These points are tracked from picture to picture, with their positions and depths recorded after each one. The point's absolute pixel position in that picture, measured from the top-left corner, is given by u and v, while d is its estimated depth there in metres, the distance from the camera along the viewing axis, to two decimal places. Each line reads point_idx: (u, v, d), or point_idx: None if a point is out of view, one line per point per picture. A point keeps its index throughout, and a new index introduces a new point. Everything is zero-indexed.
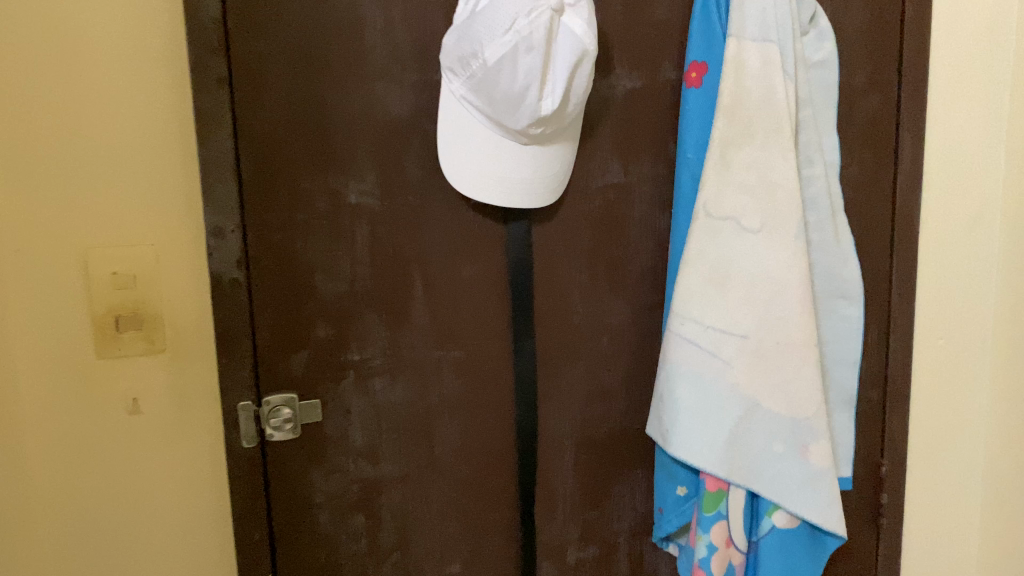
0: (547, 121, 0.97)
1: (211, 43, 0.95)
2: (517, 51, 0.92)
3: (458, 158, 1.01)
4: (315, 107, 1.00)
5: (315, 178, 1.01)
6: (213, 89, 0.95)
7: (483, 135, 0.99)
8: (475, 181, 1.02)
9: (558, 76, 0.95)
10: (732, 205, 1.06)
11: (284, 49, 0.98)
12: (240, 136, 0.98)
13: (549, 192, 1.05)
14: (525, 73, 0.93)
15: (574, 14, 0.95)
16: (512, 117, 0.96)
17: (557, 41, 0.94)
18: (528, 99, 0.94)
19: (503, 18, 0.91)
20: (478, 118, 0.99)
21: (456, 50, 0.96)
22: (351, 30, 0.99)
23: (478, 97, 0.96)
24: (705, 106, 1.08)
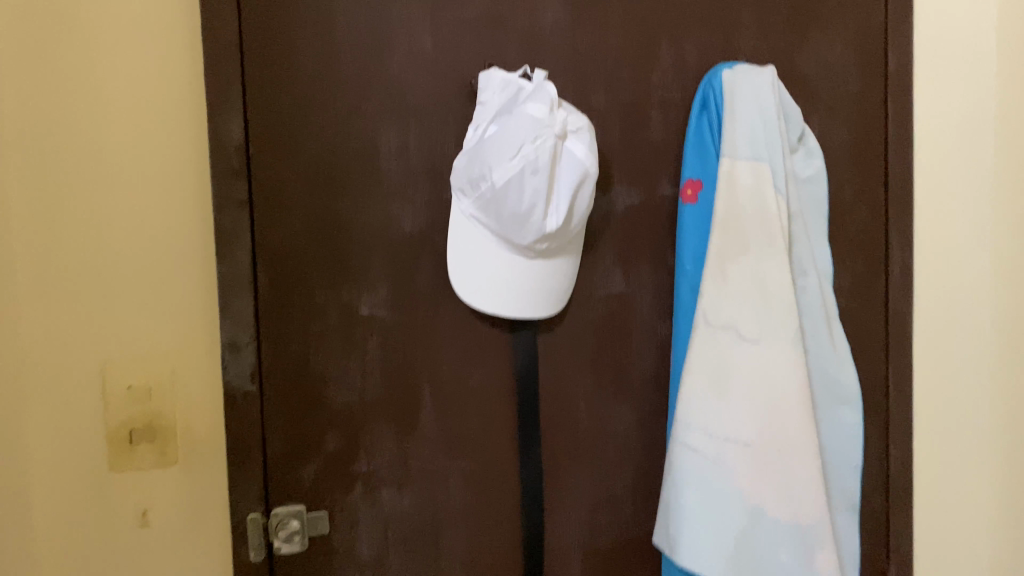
0: (552, 236, 1.02)
1: (233, 166, 1.00)
2: (524, 175, 0.97)
3: (466, 271, 1.05)
4: (331, 225, 1.04)
5: (329, 292, 1.05)
6: (234, 210, 1.00)
7: (491, 250, 1.03)
8: (482, 293, 1.05)
9: (561, 197, 0.99)
10: (730, 313, 1.10)
11: (302, 169, 1.03)
12: (257, 253, 1.02)
13: (553, 303, 1.08)
14: (531, 195, 0.97)
15: (577, 139, 1.00)
16: (519, 234, 1.00)
17: (561, 165, 0.99)
18: (534, 219, 0.99)
19: (511, 144, 0.97)
20: (485, 233, 1.03)
21: (467, 173, 1.01)
22: (366, 152, 1.04)
23: (487, 215, 1.01)
24: (701, 220, 1.13)
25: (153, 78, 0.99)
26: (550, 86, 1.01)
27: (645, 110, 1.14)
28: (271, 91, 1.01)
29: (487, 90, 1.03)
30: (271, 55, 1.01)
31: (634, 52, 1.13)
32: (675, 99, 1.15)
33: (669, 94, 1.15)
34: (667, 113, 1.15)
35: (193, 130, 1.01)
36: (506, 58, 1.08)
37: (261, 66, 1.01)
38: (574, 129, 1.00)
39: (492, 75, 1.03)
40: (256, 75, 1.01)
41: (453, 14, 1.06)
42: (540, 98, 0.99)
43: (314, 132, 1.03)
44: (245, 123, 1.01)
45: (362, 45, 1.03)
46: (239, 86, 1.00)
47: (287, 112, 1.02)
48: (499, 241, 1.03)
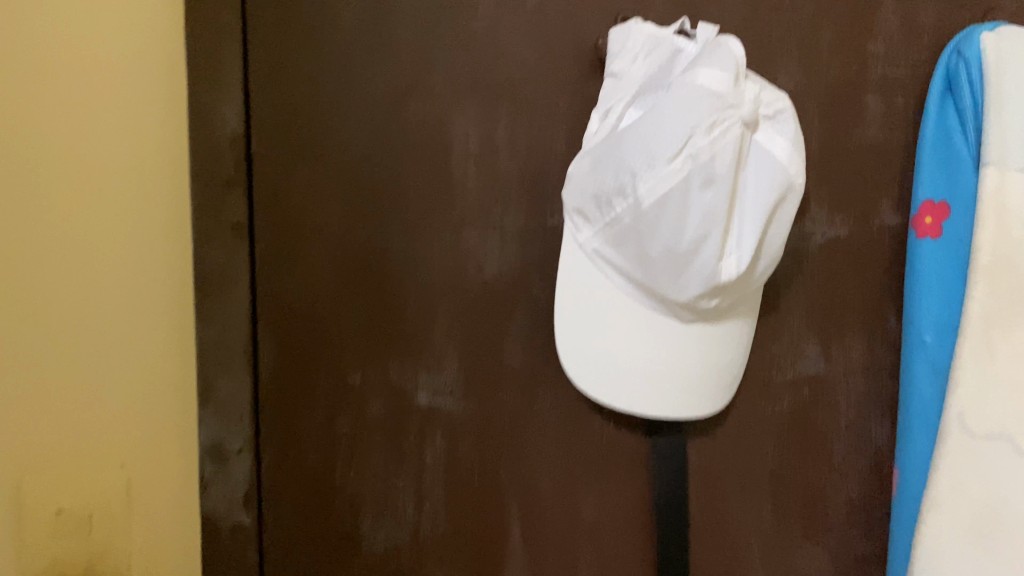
0: (726, 288, 0.62)
1: (225, 173, 0.64)
2: (689, 187, 0.58)
3: (582, 342, 0.67)
4: (373, 266, 0.67)
5: (368, 370, 0.67)
6: (226, 241, 0.65)
7: (623, 309, 0.66)
8: (604, 376, 0.67)
9: (746, 223, 0.60)
10: (1006, 418, 0.67)
11: (328, 180, 0.66)
12: (260, 309, 0.66)
13: (717, 394, 0.68)
14: (700, 219, 0.59)
15: (771, 131, 0.62)
16: (673, 284, 0.62)
17: (747, 171, 0.61)
18: (703, 259, 0.60)
19: (669, 136, 0.58)
20: (617, 282, 0.65)
21: (592, 184, 0.62)
22: (431, 154, 0.67)
23: (622, 253, 0.63)
24: (949, 264, 0.71)
25: (112, 32, 0.61)
26: (732, 43, 0.61)
27: (858, 96, 0.73)
28: (283, 56, 0.65)
29: (624, 53, 0.64)
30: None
31: (844, 4, 0.72)
32: (904, 79, 0.74)
33: (894, 72, 0.74)
34: (890, 101, 0.74)
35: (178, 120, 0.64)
36: (647, 10, 0.69)
37: (270, 18, 0.65)
38: (770, 113, 0.61)
39: (633, 29, 0.64)
40: (263, 33, 0.65)
41: None
42: (716, 60, 0.59)
43: (350, 124, 0.66)
44: (246, 106, 0.65)
45: None
46: (238, 48, 0.64)
47: (308, 89, 0.66)
48: (639, 295, 0.65)
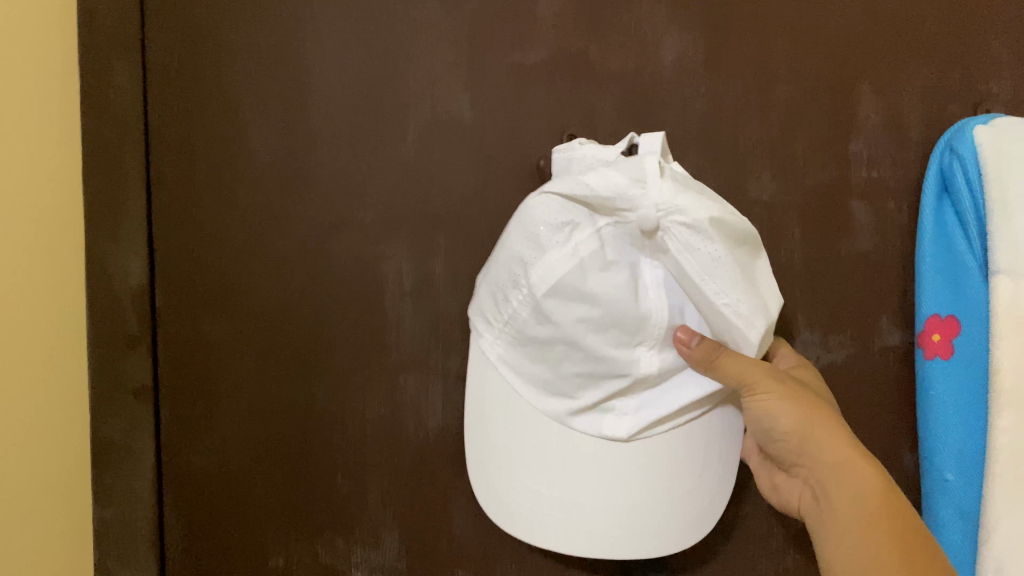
0: (643, 385, 0.50)
1: (128, 331, 0.58)
2: (579, 283, 0.47)
3: (510, 479, 0.55)
4: (297, 431, 0.59)
5: (293, 549, 0.59)
6: (129, 409, 0.58)
7: (549, 432, 0.53)
8: (541, 518, 0.54)
9: (664, 328, 0.48)
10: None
11: (245, 335, 0.59)
12: (167, 485, 0.59)
13: (710, 513, 0.55)
14: (591, 321, 0.48)
15: (690, 248, 0.45)
16: (581, 386, 0.51)
17: (660, 274, 0.48)
18: (608, 357, 0.48)
19: (557, 228, 0.48)
20: (527, 394, 0.53)
21: (489, 277, 0.52)
22: (359, 294, 0.59)
23: (526, 358, 0.52)
24: (967, 387, 0.61)
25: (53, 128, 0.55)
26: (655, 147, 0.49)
27: (844, 204, 0.65)
28: (190, 197, 0.59)
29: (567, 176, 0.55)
30: (194, 136, 0.59)
31: (819, 106, 0.65)
32: (894, 183, 0.66)
33: (881, 175, 0.66)
34: (880, 206, 0.66)
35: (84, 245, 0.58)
36: (597, 125, 0.62)
37: (175, 157, 0.58)
38: (686, 221, 0.45)
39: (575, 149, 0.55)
40: (168, 175, 0.59)
41: (502, 55, 0.61)
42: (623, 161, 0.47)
43: (269, 267, 0.59)
44: (152, 256, 0.59)
45: (346, 113, 0.60)
46: (141, 191, 0.58)
47: (220, 232, 0.59)
48: (555, 401, 0.52)
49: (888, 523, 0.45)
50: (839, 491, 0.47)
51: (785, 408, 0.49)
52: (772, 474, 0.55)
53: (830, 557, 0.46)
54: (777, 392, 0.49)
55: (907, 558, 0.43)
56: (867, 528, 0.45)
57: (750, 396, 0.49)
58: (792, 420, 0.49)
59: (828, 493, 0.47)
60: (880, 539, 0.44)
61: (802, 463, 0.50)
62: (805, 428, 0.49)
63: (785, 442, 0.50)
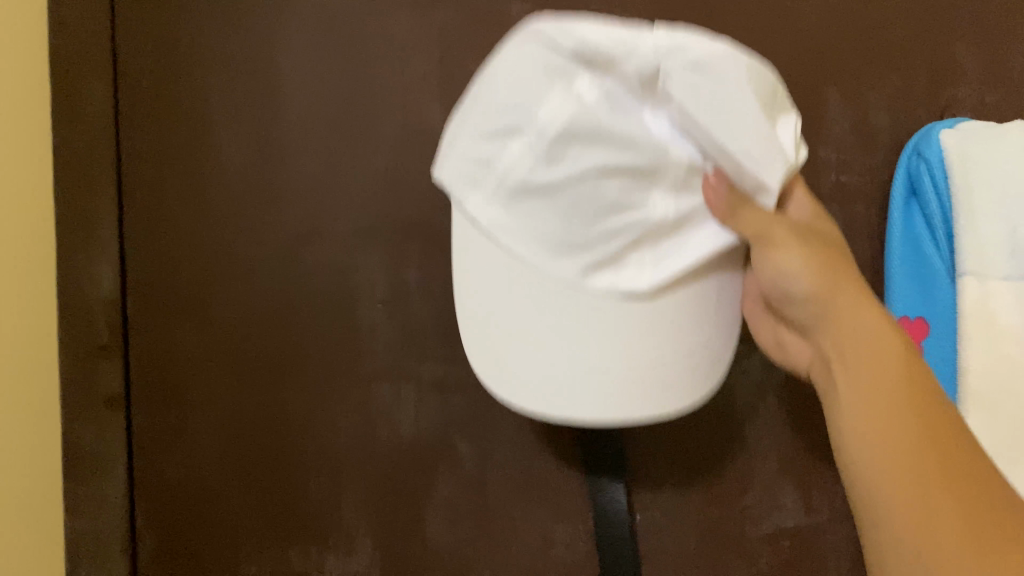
0: (661, 234, 0.44)
1: (98, 341, 0.58)
2: (593, 122, 0.41)
3: (507, 359, 0.48)
4: (270, 438, 0.59)
5: (267, 556, 0.60)
6: (100, 419, 0.58)
7: (552, 300, 0.45)
8: (552, 391, 0.46)
9: (686, 167, 0.43)
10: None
11: (220, 345, 0.59)
12: (139, 495, 0.59)
13: (718, 370, 0.49)
14: (606, 164, 0.41)
15: (703, 85, 0.40)
16: (595, 243, 0.43)
17: (669, 121, 0.42)
18: (626, 204, 0.42)
19: (552, 68, 0.41)
20: (528, 258, 0.44)
21: (467, 141, 0.45)
22: (331, 302, 0.60)
23: (521, 221, 0.44)
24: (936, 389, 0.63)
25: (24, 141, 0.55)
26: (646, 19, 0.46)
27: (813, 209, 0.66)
28: (161, 208, 0.59)
29: None
30: (167, 146, 0.59)
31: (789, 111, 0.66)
32: (862, 187, 0.67)
33: (849, 179, 0.67)
34: (848, 210, 0.67)
35: (54, 256, 0.58)
36: None
37: (146, 168, 0.59)
38: (693, 54, 0.40)
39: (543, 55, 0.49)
40: (139, 186, 0.59)
41: (474, 64, 0.61)
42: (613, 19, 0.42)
43: (241, 276, 0.59)
44: (123, 267, 0.59)
45: (319, 123, 0.60)
46: (112, 204, 0.58)
47: (194, 241, 0.59)
48: (563, 262, 0.44)
49: (939, 433, 0.44)
50: (880, 396, 0.46)
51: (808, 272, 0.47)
52: (776, 331, 0.55)
53: (865, 462, 0.45)
54: (796, 247, 0.46)
55: (944, 451, 0.43)
56: (897, 412, 0.45)
57: (768, 251, 0.46)
58: (815, 282, 0.47)
59: (856, 372, 0.47)
60: (920, 435, 0.44)
61: (825, 326, 0.48)
62: (823, 293, 0.47)
63: (803, 304, 0.48)
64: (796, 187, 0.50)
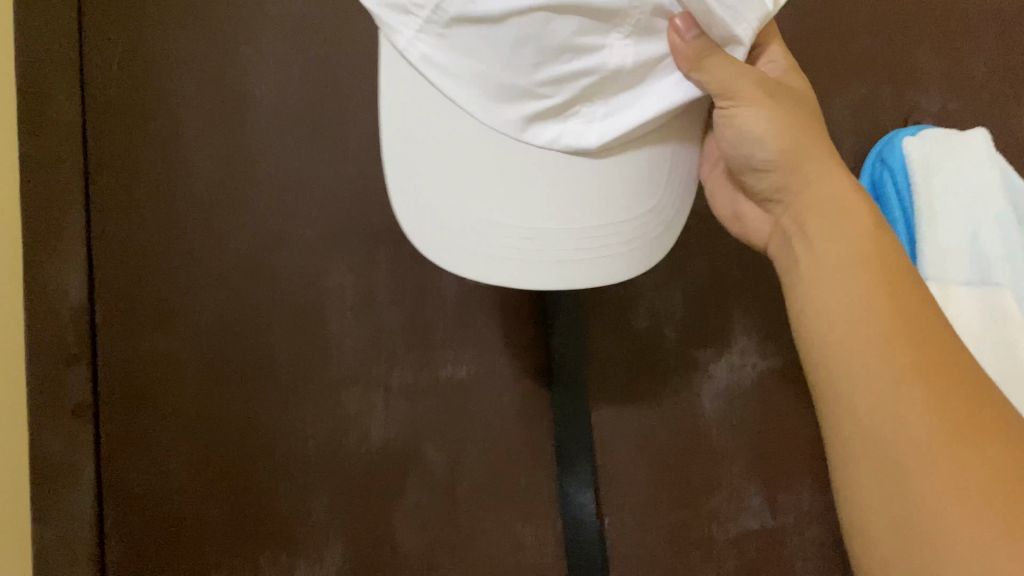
0: (615, 87, 0.40)
1: (68, 348, 0.58)
2: None
3: (440, 215, 0.45)
4: (240, 442, 0.59)
5: (234, 562, 0.59)
6: (68, 424, 0.58)
7: (493, 144, 0.42)
8: (482, 250, 0.44)
9: (653, 9, 0.36)
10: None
11: (190, 354, 0.59)
12: (107, 501, 0.59)
13: (660, 237, 0.47)
14: (553, 1, 0.36)
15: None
16: (536, 91, 0.40)
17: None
18: (575, 49, 0.38)
19: None
20: (461, 99, 0.41)
21: None
22: (301, 308, 0.60)
23: (456, 62, 0.40)
24: None
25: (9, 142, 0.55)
26: None
27: None
28: (131, 215, 0.59)
29: None
30: (138, 157, 0.59)
31: None
32: None
33: None
34: None
35: None
36: None
37: (117, 175, 0.59)
38: None
39: None
40: (110, 192, 0.59)
41: None
42: None
43: (211, 282, 0.59)
44: (92, 274, 0.59)
45: (288, 130, 0.60)
46: (82, 216, 0.58)
47: (166, 251, 0.59)
48: (500, 107, 0.41)
49: (939, 353, 0.33)
50: (871, 305, 0.35)
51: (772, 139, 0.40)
52: (735, 201, 0.48)
53: (861, 385, 0.34)
54: (760, 110, 0.40)
55: (952, 413, 0.31)
56: (909, 363, 0.33)
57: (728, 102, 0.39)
58: (781, 149, 0.40)
59: (844, 302, 0.36)
60: (925, 385, 0.32)
61: (788, 202, 0.41)
62: (790, 160, 0.40)
63: (770, 175, 0.42)
64: (772, 39, 0.44)
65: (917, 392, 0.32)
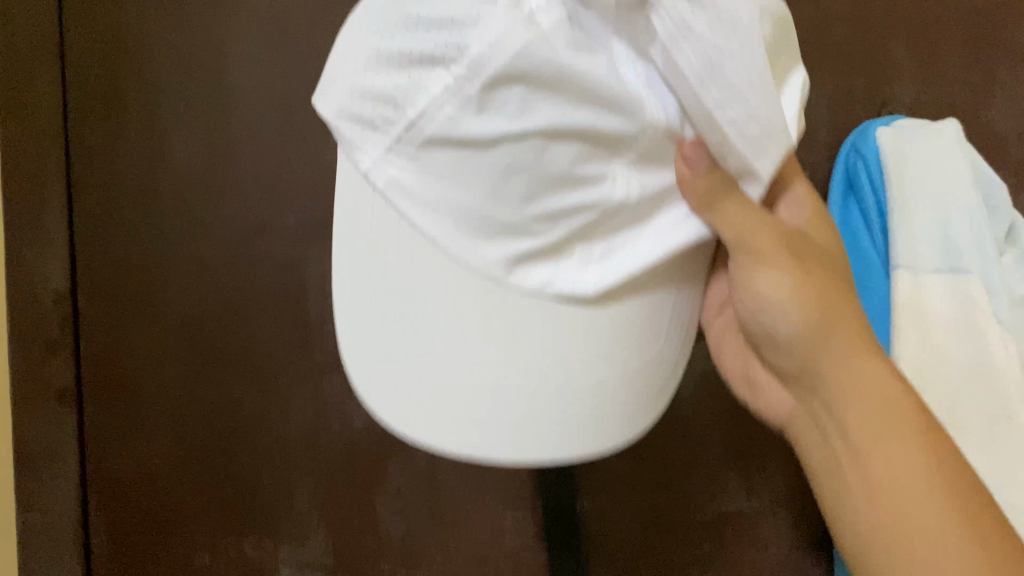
0: (610, 227, 0.37)
1: (49, 335, 0.58)
2: (549, 60, 0.31)
3: (400, 383, 0.41)
4: (223, 429, 0.60)
5: (220, 546, 0.60)
6: (50, 412, 0.58)
7: (464, 299, 0.39)
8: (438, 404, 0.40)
9: (663, 133, 0.34)
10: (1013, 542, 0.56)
11: (171, 338, 0.60)
12: (91, 487, 0.59)
13: (648, 411, 0.43)
14: (556, 125, 0.33)
15: (701, 27, 0.31)
16: (529, 232, 0.36)
17: (652, 73, 0.33)
18: (572, 181, 0.35)
19: None
20: (438, 240, 0.37)
21: (376, 80, 0.34)
22: (282, 294, 0.60)
23: (435, 206, 0.36)
24: None
25: None
26: None
27: None
28: (112, 204, 0.59)
29: None
30: (118, 143, 0.59)
31: None
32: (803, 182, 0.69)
33: None
34: None
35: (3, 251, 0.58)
36: None
37: (97, 164, 0.59)
38: None
39: None
40: (89, 181, 0.59)
41: None
42: None
43: (193, 270, 0.60)
44: (73, 262, 0.59)
45: (266, 119, 0.60)
46: (62, 202, 0.58)
47: (146, 237, 0.59)
48: (487, 246, 0.37)
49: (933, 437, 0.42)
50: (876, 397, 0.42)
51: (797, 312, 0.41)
52: (747, 364, 0.50)
53: (862, 479, 0.42)
54: (781, 266, 0.41)
55: (951, 487, 0.40)
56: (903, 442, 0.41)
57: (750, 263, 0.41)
58: (805, 322, 0.41)
59: (848, 404, 0.42)
60: (918, 458, 0.41)
61: (815, 388, 0.43)
62: (816, 326, 0.41)
63: (788, 343, 0.43)
64: (792, 183, 0.47)
65: (936, 490, 0.40)
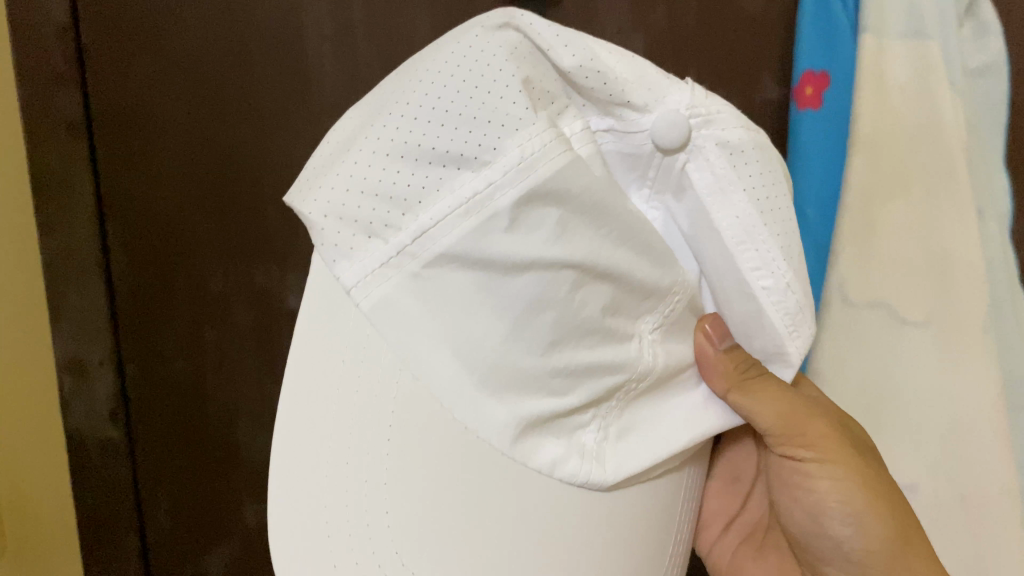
0: (628, 400, 0.39)
1: (54, 68, 0.62)
2: (590, 192, 0.34)
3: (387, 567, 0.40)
4: (229, 168, 0.64)
5: (229, 272, 0.67)
6: (62, 141, 0.64)
7: (467, 465, 0.38)
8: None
9: (687, 299, 0.40)
10: (872, 361, 0.54)
11: (171, 78, 0.62)
12: (109, 212, 0.67)
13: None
14: (582, 255, 0.34)
15: (735, 179, 0.37)
16: (548, 391, 0.37)
17: (673, 217, 0.40)
18: (598, 350, 0.37)
19: (532, 70, 0.35)
20: (441, 396, 0.37)
21: (388, 181, 0.36)
22: (280, 30, 0.59)
23: (435, 334, 0.36)
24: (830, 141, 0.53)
25: None
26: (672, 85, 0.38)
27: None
28: None
29: None
30: None
31: None
32: None
33: None
34: None
35: None
36: None
37: None
38: (724, 140, 0.37)
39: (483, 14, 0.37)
40: None
41: None
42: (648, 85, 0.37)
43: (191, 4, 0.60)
44: None
45: None
46: None
47: None
48: (495, 409, 0.36)
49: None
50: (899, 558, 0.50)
51: (860, 531, 0.51)
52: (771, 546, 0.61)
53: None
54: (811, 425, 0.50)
55: None
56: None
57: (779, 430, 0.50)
58: (843, 500, 0.51)
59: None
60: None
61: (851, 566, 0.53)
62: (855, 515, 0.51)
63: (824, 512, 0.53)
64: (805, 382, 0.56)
65: None
